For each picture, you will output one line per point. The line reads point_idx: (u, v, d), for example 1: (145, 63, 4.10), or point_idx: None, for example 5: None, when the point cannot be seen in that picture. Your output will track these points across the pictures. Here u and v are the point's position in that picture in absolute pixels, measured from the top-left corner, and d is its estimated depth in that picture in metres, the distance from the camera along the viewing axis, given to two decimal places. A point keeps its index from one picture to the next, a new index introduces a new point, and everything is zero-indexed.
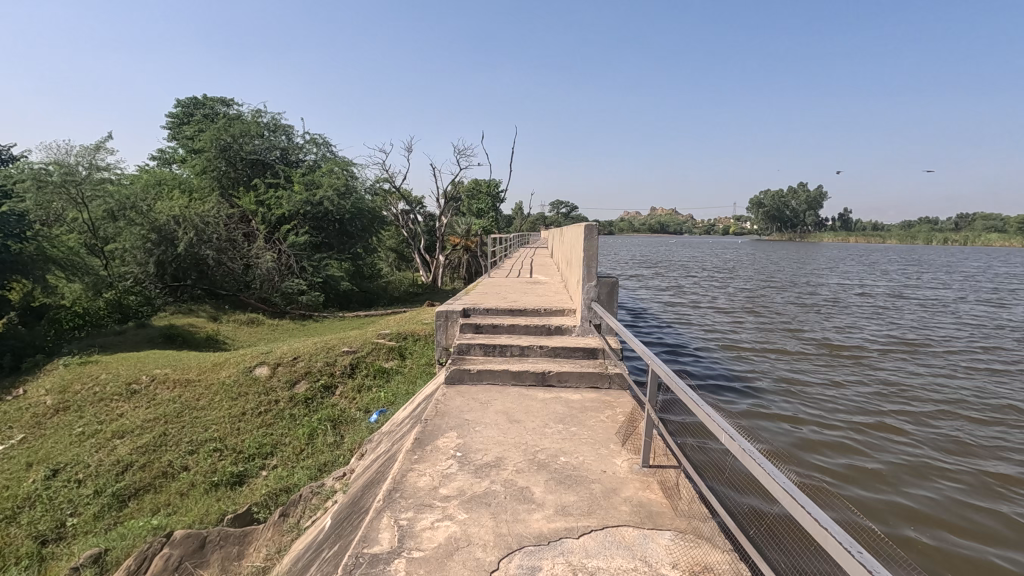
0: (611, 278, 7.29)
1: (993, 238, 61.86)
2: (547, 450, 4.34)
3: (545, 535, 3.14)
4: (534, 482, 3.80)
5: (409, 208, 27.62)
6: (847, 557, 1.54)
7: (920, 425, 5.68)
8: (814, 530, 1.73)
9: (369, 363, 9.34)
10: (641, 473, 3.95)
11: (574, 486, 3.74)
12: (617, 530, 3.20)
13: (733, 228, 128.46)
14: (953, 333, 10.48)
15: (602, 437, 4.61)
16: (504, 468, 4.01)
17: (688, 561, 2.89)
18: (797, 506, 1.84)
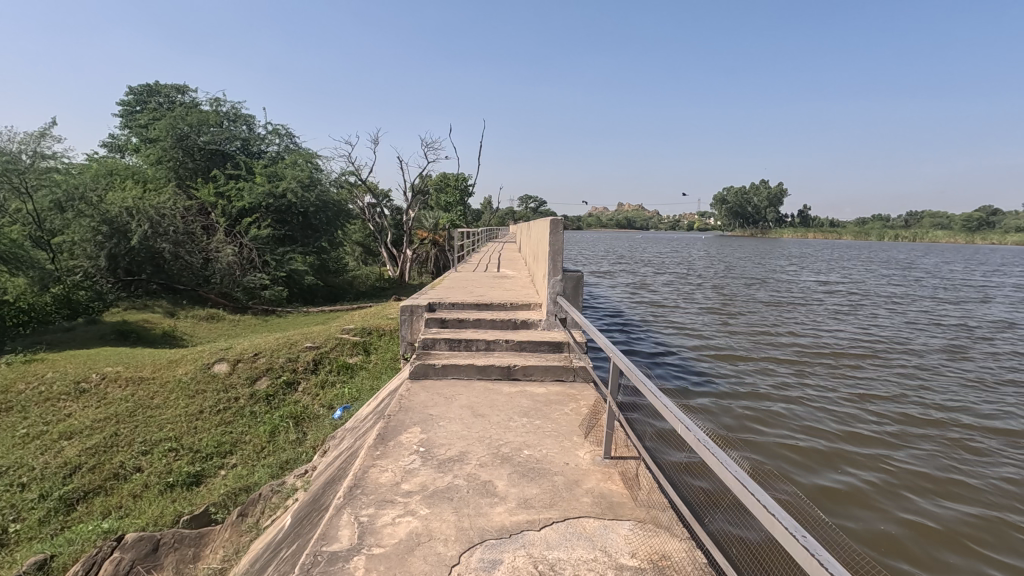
0: (576, 272, 7.31)
1: (939, 236, 64.90)
2: (511, 444, 4.33)
3: (507, 528, 3.12)
4: (497, 476, 3.77)
5: (376, 201, 27.19)
6: (792, 542, 1.60)
7: (870, 417, 5.89)
8: (763, 517, 1.78)
9: (333, 358, 9.17)
10: (603, 464, 3.98)
11: (536, 479, 3.73)
12: (578, 522, 3.21)
13: (695, 225, 131.40)
14: (902, 331, 10.93)
15: (565, 430, 4.62)
16: (467, 463, 3.98)
17: (647, 550, 2.93)
18: (746, 493, 1.89)
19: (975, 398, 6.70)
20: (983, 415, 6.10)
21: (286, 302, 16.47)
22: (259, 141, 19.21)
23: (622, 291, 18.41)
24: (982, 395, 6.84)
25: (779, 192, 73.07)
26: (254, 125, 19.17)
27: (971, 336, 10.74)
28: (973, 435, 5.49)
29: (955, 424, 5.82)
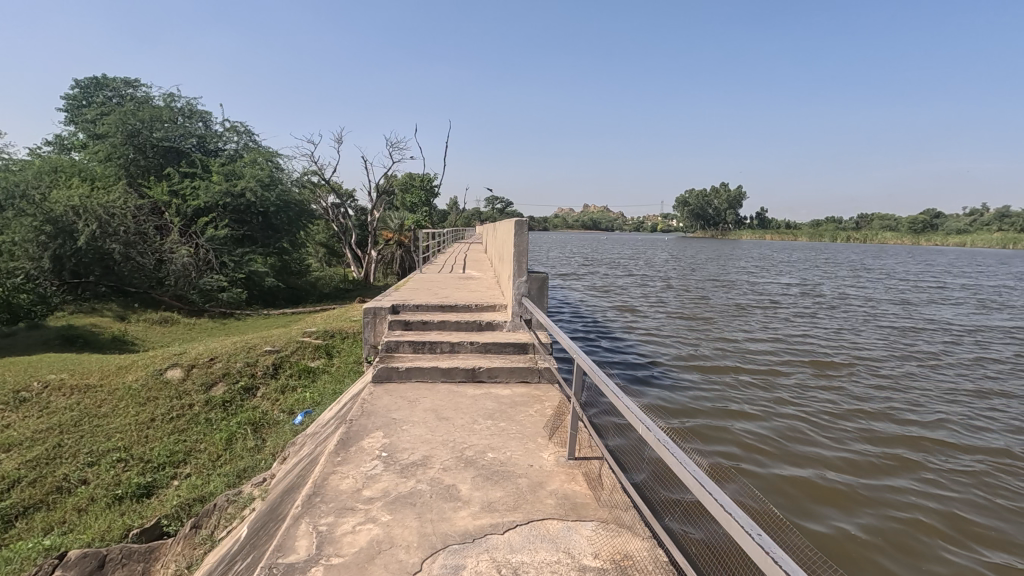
0: (541, 274, 7.25)
1: (888, 237, 67.84)
2: (475, 447, 4.23)
3: (470, 532, 3.02)
4: (461, 479, 3.67)
5: (339, 201, 26.61)
6: (746, 539, 1.58)
7: (826, 412, 6.04)
8: (719, 515, 1.75)
9: (294, 362, 8.89)
10: (567, 465, 3.92)
11: (500, 482, 3.65)
12: (541, 524, 3.14)
13: (658, 227, 133.85)
14: (855, 330, 11.32)
15: (530, 432, 4.55)
16: (431, 467, 3.87)
17: (609, 550, 2.88)
18: (704, 493, 1.86)
19: (924, 393, 6.96)
20: (930, 410, 6.33)
21: (245, 305, 15.91)
22: (216, 138, 18.52)
23: (588, 292, 18.49)
24: (929, 390, 7.12)
25: (739, 194, 75.18)
26: (210, 121, 18.49)
27: (918, 335, 11.19)
28: (923, 427, 5.68)
29: (906, 417, 6.02)
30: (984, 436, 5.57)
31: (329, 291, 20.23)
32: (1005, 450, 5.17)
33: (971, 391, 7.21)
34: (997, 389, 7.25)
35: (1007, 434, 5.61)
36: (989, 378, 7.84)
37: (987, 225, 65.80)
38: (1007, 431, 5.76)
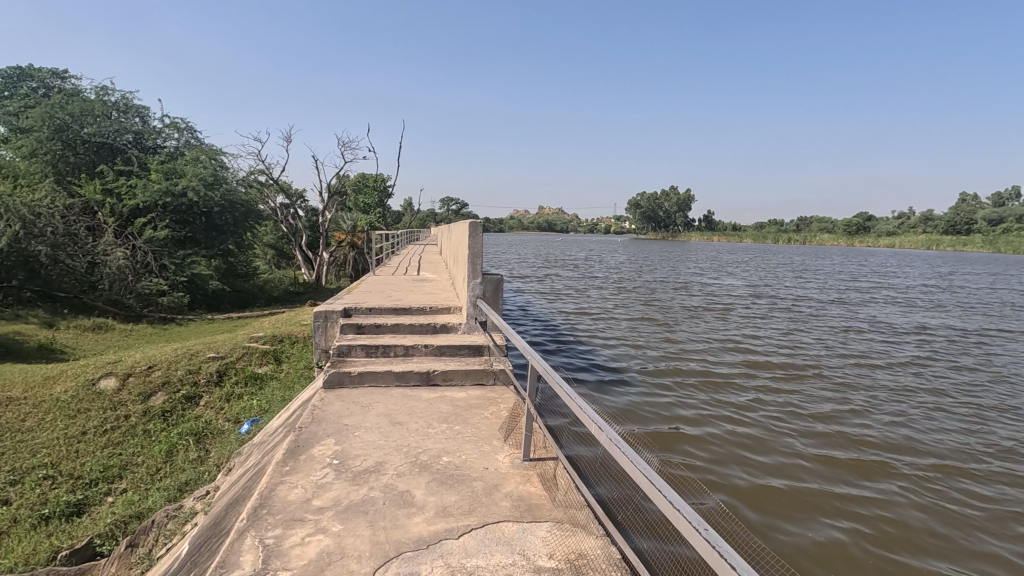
0: (496, 276, 7.22)
1: (825, 239, 71.53)
2: (430, 451, 4.15)
3: (424, 538, 2.95)
4: (415, 485, 3.59)
5: (289, 202, 25.78)
6: (694, 535, 1.59)
7: (771, 406, 6.28)
8: (668, 512, 1.76)
9: (240, 369, 8.52)
10: (522, 467, 3.90)
11: (455, 486, 3.58)
12: (497, 526, 3.10)
13: (612, 228, 136.50)
14: (796, 329, 11.86)
15: (485, 434, 4.51)
16: (384, 473, 3.76)
17: (564, 550, 2.87)
18: (654, 490, 1.86)
19: (859, 386, 7.35)
20: (864, 402, 6.69)
21: (187, 310, 15.15)
22: (154, 135, 17.63)
23: (544, 294, 18.61)
24: (863, 383, 7.52)
25: (688, 198, 77.73)
26: (148, 117, 17.57)
27: (853, 332, 11.84)
28: (858, 418, 5.99)
29: (843, 409, 6.33)
30: (913, 425, 5.92)
31: (279, 294, 19.54)
32: (931, 438, 5.52)
33: (901, 383, 7.66)
34: (923, 381, 7.74)
35: (932, 423, 5.99)
36: (916, 372, 8.36)
37: (913, 228, 70.46)
38: (933, 420, 6.13)
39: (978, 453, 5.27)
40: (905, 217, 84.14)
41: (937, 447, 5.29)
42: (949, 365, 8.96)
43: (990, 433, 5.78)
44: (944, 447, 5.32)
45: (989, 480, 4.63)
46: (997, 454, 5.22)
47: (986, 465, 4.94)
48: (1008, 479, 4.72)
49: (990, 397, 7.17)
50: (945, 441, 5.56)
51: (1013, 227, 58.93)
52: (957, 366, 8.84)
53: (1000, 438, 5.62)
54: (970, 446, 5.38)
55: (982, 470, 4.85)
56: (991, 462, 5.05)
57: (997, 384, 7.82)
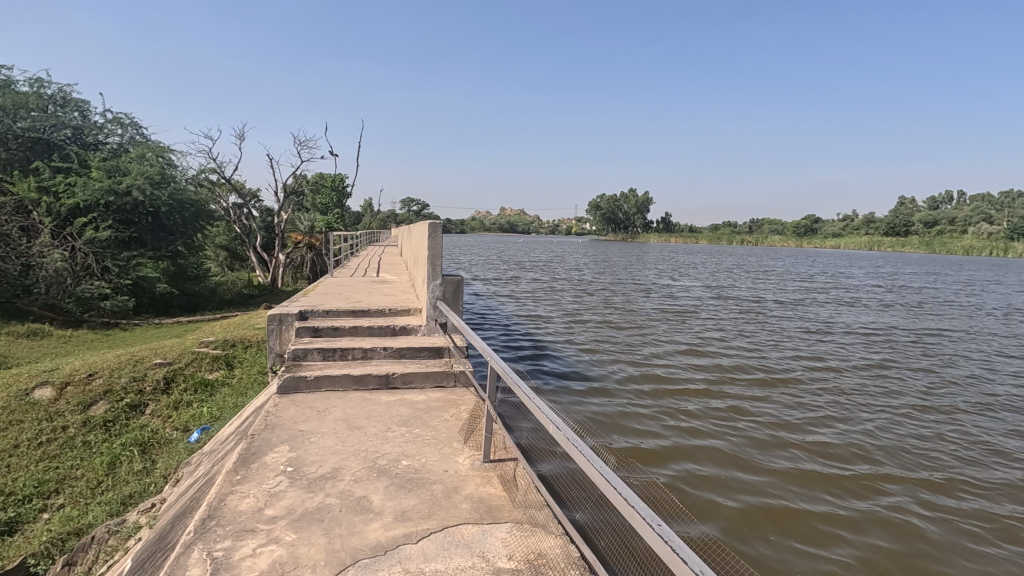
0: (456, 277, 7.08)
1: (776, 241, 74.36)
2: (388, 455, 4.04)
3: (382, 544, 2.86)
4: (373, 490, 3.48)
5: (242, 202, 24.92)
6: (647, 531, 1.60)
7: (726, 403, 6.44)
8: (623, 509, 1.76)
9: (189, 375, 8.14)
10: (482, 468, 3.86)
11: (414, 490, 3.50)
12: (456, 529, 3.04)
13: (573, 229, 137.98)
14: (749, 328, 12.26)
15: (445, 437, 4.43)
16: (341, 479, 3.63)
17: (524, 550, 2.84)
18: (610, 489, 1.85)
19: (808, 380, 7.63)
20: (812, 395, 6.95)
21: (133, 314, 14.40)
22: (96, 130, 16.72)
23: (506, 295, 18.61)
24: (813, 377, 7.81)
25: (646, 200, 79.52)
26: (88, 112, 16.62)
27: (802, 330, 12.33)
28: (807, 411, 6.21)
29: (793, 402, 6.56)
30: (858, 415, 6.19)
31: (231, 297, 18.85)
32: (875, 429, 5.77)
33: (847, 376, 8.00)
34: (867, 375, 8.11)
35: (875, 414, 6.27)
36: (860, 366, 8.76)
37: (857, 230, 74.05)
38: (876, 411, 6.43)
39: (917, 440, 5.55)
40: (849, 220, 88.40)
41: (881, 436, 5.52)
42: (890, 360, 9.44)
43: (928, 422, 6.10)
44: (886, 436, 5.57)
45: (929, 468, 4.86)
46: (936, 442, 5.49)
47: (926, 452, 5.18)
48: (947, 466, 4.96)
49: (928, 388, 7.55)
50: (887, 429, 5.83)
51: (945, 229, 62.77)
52: (897, 361, 9.31)
53: (939, 428, 5.91)
54: (913, 436, 5.64)
55: (920, 456, 5.10)
56: (931, 451, 5.30)
57: (934, 377, 8.25)
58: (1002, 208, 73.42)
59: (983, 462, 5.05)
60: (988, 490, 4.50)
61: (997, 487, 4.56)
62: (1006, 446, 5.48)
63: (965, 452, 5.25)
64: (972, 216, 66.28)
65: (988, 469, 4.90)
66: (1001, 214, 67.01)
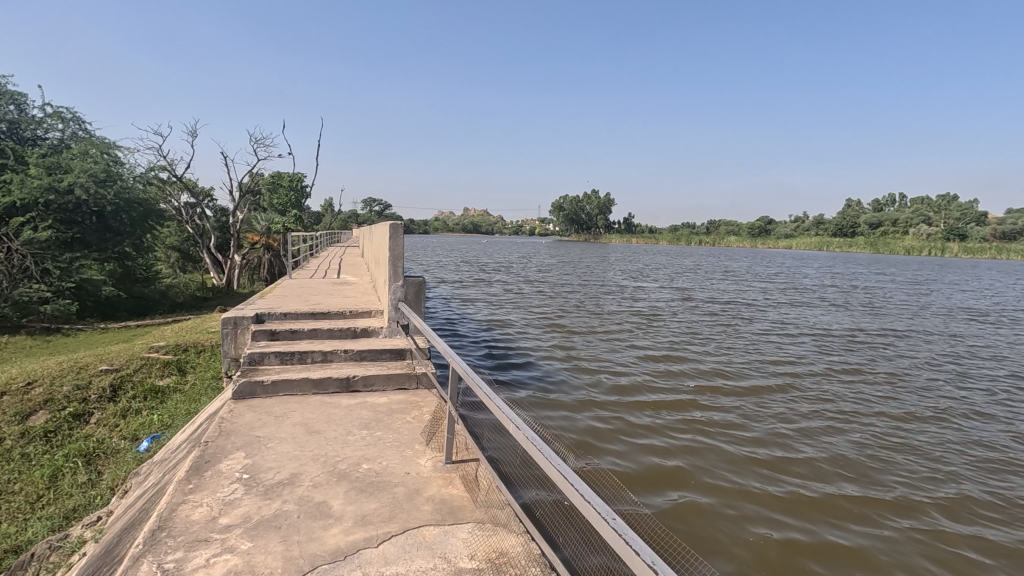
0: (418, 278, 7.02)
1: (732, 241, 76.75)
2: (349, 459, 4.04)
3: (342, 549, 2.88)
4: (333, 495, 3.48)
5: (194, 201, 24.09)
6: (603, 524, 1.71)
7: (682, 399, 6.67)
8: (580, 506, 1.87)
9: (137, 382, 7.86)
10: (444, 470, 3.90)
11: (375, 493, 3.52)
12: (418, 531, 3.08)
13: (537, 228, 138.67)
14: (705, 328, 12.69)
15: (407, 439, 4.46)
16: (299, 485, 3.62)
17: (485, 549, 2.92)
18: (567, 485, 1.95)
19: (758, 376, 7.99)
20: (762, 389, 7.28)
21: (76, 319, 13.76)
22: (34, 125, 15.87)
23: (469, 296, 18.62)
24: (763, 372, 8.18)
25: (608, 201, 80.94)
26: (25, 105, 15.76)
27: (755, 328, 12.83)
28: (757, 406, 6.50)
29: (744, 397, 6.85)
30: (803, 408, 6.53)
31: (183, 300, 18.21)
32: (818, 421, 6.10)
33: (795, 371, 8.40)
34: (813, 370, 8.53)
35: (820, 407, 6.63)
36: (808, 361, 9.20)
37: (808, 231, 77.05)
38: (820, 403, 6.80)
39: (857, 430, 5.90)
40: (801, 220, 92.06)
41: (826, 428, 5.82)
42: (835, 354, 9.95)
43: (866, 413, 6.49)
44: (829, 426, 5.90)
45: (868, 457, 5.16)
46: (873, 431, 5.85)
47: (864, 441, 5.53)
48: (882, 452, 5.31)
49: (869, 381, 8.01)
50: (830, 419, 6.17)
51: (888, 229, 66.14)
52: (842, 356, 9.82)
53: (876, 417, 6.30)
54: (853, 426, 5.99)
55: (859, 445, 5.43)
56: (869, 438, 5.65)
57: (875, 371, 8.75)
58: (939, 209, 77.78)
59: (915, 449, 5.41)
60: (921, 476, 4.81)
61: (930, 473, 4.87)
62: (938, 435, 5.85)
63: (899, 440, 5.61)
64: (912, 217, 70.01)
65: (921, 457, 5.23)
66: (939, 215, 71.00)
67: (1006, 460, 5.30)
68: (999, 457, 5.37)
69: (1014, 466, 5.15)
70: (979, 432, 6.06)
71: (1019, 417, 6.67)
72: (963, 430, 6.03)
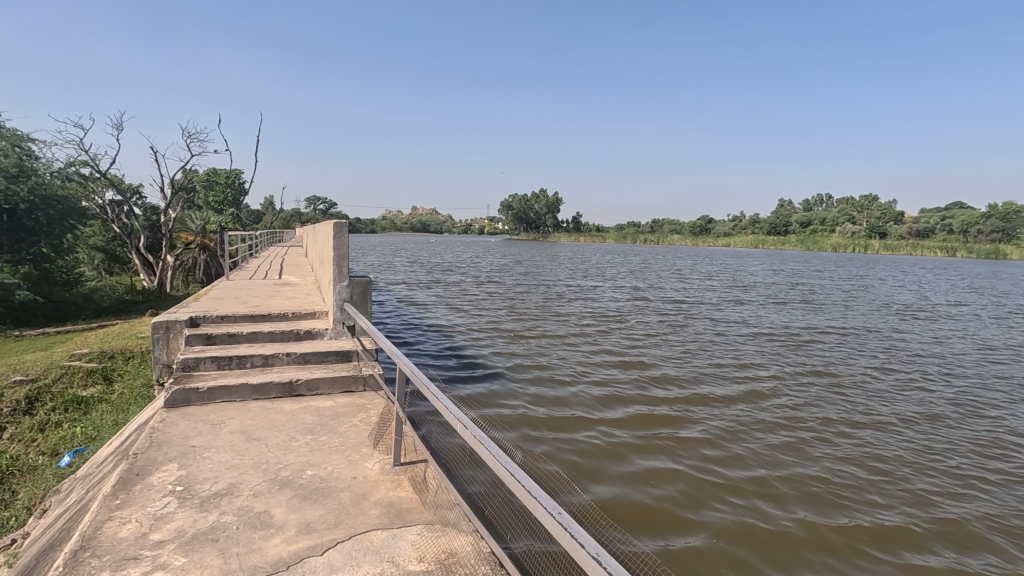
0: (364, 278, 6.84)
1: (675, 240, 79.02)
2: (292, 466, 3.89)
3: (284, 559, 2.76)
4: (275, 504, 3.33)
5: (120, 198, 22.59)
6: (549, 520, 1.71)
7: (629, 395, 6.82)
8: (527, 501, 1.85)
9: (57, 393, 7.28)
10: (392, 473, 3.82)
11: (320, 500, 3.40)
12: (364, 536, 3.00)
13: (486, 228, 138.08)
14: (651, 326, 13.00)
15: (353, 443, 4.34)
16: (239, 495, 3.45)
17: (434, 551, 2.87)
18: (514, 481, 1.94)
19: (700, 370, 8.27)
20: (705, 382, 7.53)
21: None
22: None
23: (417, 297, 18.30)
24: (705, 367, 8.48)
25: (555, 200, 81.92)
26: None
27: (697, 326, 13.26)
28: (699, 399, 6.71)
29: (688, 391, 7.06)
30: (742, 399, 6.81)
31: (110, 304, 17.06)
32: (756, 410, 6.37)
33: (734, 364, 8.75)
34: (750, 363, 8.91)
35: (757, 396, 6.92)
36: (747, 355, 9.59)
37: (745, 229, 80.40)
38: (758, 393, 7.10)
39: (791, 416, 6.20)
40: (739, 219, 96.08)
41: (762, 416, 6.08)
42: (771, 349, 10.42)
43: (799, 400, 6.84)
44: (766, 414, 6.18)
45: (801, 439, 5.42)
46: (805, 416, 6.18)
47: (797, 427, 5.82)
48: (814, 435, 5.60)
49: (802, 372, 8.43)
50: (767, 407, 6.46)
51: (817, 229, 70.02)
52: (776, 350, 10.31)
53: (807, 404, 6.64)
54: (788, 412, 6.29)
55: (792, 431, 5.71)
56: (801, 423, 5.95)
57: (806, 362, 9.23)
58: (861, 209, 82.89)
59: (843, 432, 5.74)
60: (847, 454, 5.11)
61: (855, 452, 5.18)
62: (863, 418, 6.23)
63: (828, 424, 5.94)
64: (838, 216, 74.31)
65: (848, 438, 5.55)
66: (861, 215, 75.66)
67: (923, 437, 5.69)
68: (918, 433, 5.74)
69: (927, 442, 5.56)
70: (902, 413, 6.46)
71: (932, 400, 7.21)
72: (885, 413, 6.45)
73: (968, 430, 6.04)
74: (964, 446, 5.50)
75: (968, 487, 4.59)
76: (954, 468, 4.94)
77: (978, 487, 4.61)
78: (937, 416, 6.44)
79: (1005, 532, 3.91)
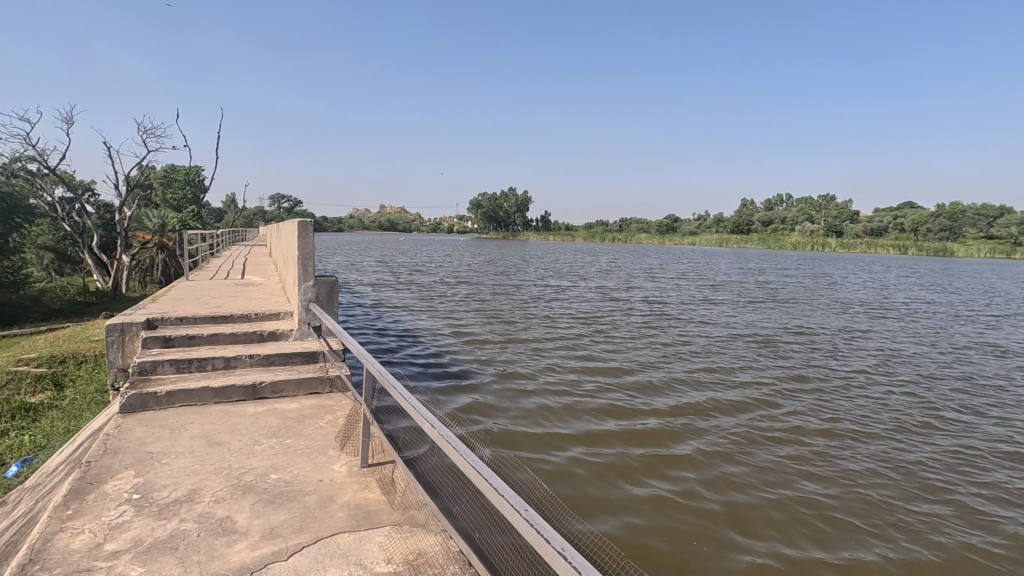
0: (330, 278, 6.72)
1: (642, 238, 80.05)
2: (255, 470, 3.82)
3: (248, 565, 2.72)
4: (237, 509, 3.27)
5: (71, 195, 21.60)
6: (516, 518, 1.73)
7: (596, 393, 6.91)
8: (494, 499, 1.87)
9: (2, 401, 6.94)
10: (360, 474, 3.80)
11: (284, 505, 3.35)
12: (331, 540, 2.97)
13: (456, 228, 137.24)
14: (618, 326, 13.15)
15: (320, 445, 4.28)
16: (199, 501, 3.37)
17: (402, 552, 2.87)
18: (481, 479, 1.96)
19: (666, 369, 8.43)
20: (670, 381, 7.68)
21: None
22: None
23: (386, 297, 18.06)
24: (670, 366, 8.65)
25: (525, 198, 82.13)
26: None
27: (664, 325, 13.51)
28: (664, 398, 6.85)
29: (653, 390, 7.19)
30: (705, 397, 6.97)
31: (61, 305, 16.33)
32: (717, 408, 6.54)
33: (699, 364, 8.94)
34: (714, 363, 9.12)
35: (719, 394, 7.11)
36: (711, 355, 9.81)
37: (710, 228, 81.97)
38: (720, 391, 7.29)
39: (751, 414, 6.38)
40: (704, 217, 98.09)
41: (724, 415, 6.25)
42: (734, 348, 10.68)
43: (759, 397, 7.05)
44: (728, 413, 6.35)
45: (759, 437, 5.60)
46: (764, 414, 6.37)
47: (756, 424, 6.01)
48: (772, 432, 5.80)
49: (763, 370, 8.68)
50: (728, 406, 6.64)
51: (779, 229, 71.93)
52: (739, 349, 10.57)
53: (766, 402, 6.85)
54: (748, 411, 6.47)
55: (752, 428, 5.89)
56: (760, 420, 6.15)
57: (767, 361, 9.50)
58: (819, 211, 85.50)
59: (798, 428, 5.96)
60: (804, 450, 5.31)
61: (811, 448, 5.38)
62: (818, 415, 6.46)
63: (786, 421, 6.15)
64: (798, 215, 76.66)
65: (803, 434, 5.76)
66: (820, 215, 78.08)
67: (875, 433, 5.94)
68: (869, 429, 6.00)
69: (876, 437, 5.82)
70: (855, 409, 6.73)
71: (883, 397, 7.53)
72: (839, 410, 6.71)
73: (915, 424, 6.33)
74: (910, 440, 5.77)
75: (913, 479, 4.83)
76: (901, 462, 5.18)
77: (923, 479, 4.85)
78: (886, 412, 6.73)
79: (946, 522, 4.12)
